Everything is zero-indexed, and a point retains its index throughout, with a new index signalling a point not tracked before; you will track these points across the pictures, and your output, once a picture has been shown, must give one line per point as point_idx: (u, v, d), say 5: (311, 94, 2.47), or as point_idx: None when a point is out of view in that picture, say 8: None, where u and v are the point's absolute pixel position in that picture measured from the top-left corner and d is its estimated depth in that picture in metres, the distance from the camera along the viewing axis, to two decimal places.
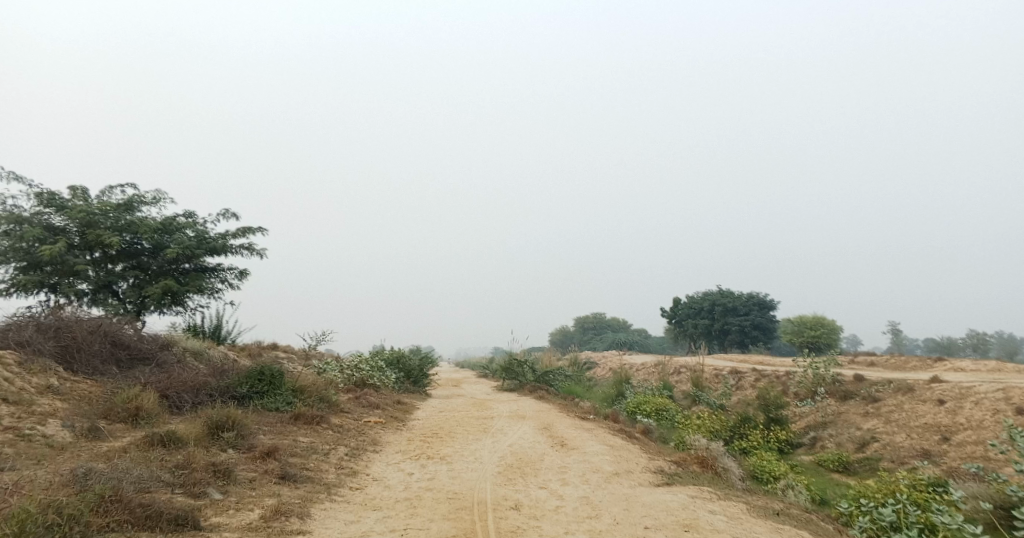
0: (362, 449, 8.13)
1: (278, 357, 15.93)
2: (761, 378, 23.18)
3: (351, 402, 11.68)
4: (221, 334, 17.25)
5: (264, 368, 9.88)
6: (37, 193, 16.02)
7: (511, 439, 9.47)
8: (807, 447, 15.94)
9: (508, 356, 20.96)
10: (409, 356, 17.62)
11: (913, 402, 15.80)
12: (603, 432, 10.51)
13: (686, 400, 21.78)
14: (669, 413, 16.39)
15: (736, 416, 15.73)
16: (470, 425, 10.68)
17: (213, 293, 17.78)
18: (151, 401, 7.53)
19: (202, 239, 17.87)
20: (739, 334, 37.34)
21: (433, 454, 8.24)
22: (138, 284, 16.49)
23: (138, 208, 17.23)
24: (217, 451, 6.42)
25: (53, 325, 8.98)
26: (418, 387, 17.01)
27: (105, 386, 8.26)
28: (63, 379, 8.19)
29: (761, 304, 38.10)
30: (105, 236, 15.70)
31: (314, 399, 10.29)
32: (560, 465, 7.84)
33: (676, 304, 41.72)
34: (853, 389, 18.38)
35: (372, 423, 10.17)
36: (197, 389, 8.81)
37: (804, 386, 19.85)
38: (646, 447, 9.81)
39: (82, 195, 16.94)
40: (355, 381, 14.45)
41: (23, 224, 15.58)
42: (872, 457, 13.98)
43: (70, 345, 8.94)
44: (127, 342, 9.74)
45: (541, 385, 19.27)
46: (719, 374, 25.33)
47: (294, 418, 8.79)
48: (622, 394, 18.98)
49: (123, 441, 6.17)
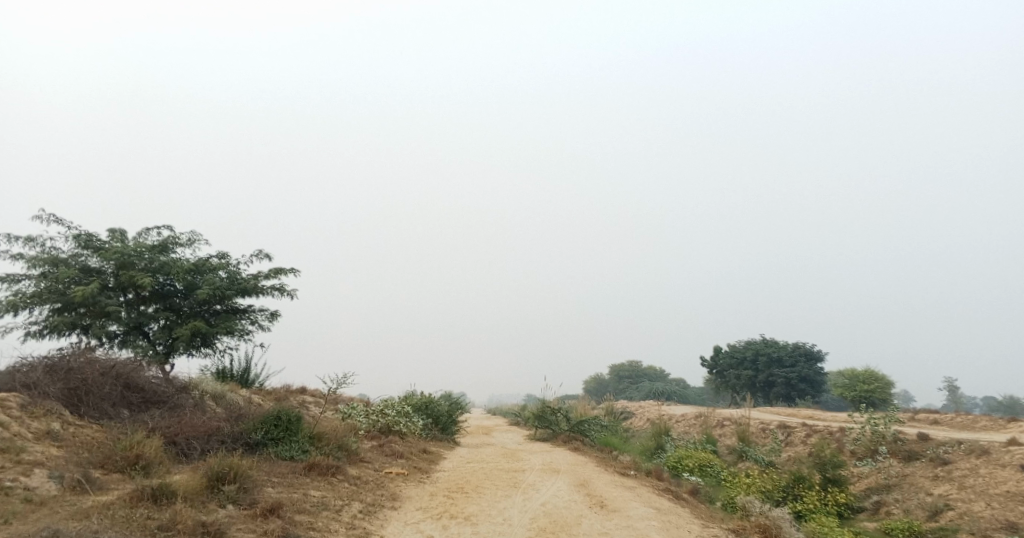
0: (379, 506, 7.36)
1: (303, 401, 15.34)
2: (813, 434, 21.65)
3: (374, 451, 10.96)
4: (249, 377, 16.79)
5: (281, 412, 9.27)
6: (75, 234, 16.05)
7: (544, 496, 8.57)
8: (870, 513, 14.48)
9: (541, 404, 20.02)
10: (438, 402, 16.85)
11: (990, 466, 14.30)
12: (646, 492, 9.53)
13: (731, 456, 20.39)
14: (713, 469, 15.21)
15: (789, 475, 14.44)
16: (499, 479, 9.82)
17: (243, 335, 17.41)
18: (154, 449, 6.94)
19: (234, 280, 17.64)
20: (785, 387, 35.48)
21: (457, 514, 7.41)
22: (168, 325, 16.18)
23: (172, 249, 17.15)
24: (215, 508, 5.74)
25: (65, 366, 8.53)
26: (446, 435, 16.16)
27: (109, 432, 7.70)
28: (68, 423, 7.69)
29: (808, 356, 36.33)
30: (138, 277, 15.54)
31: (332, 448, 9.58)
32: (599, 531, 6.92)
33: (717, 353, 40.15)
34: (918, 449, 16.88)
35: (393, 475, 9.39)
36: (208, 436, 8.23)
37: (861, 444, 18.37)
38: (696, 511, 8.81)
39: (120, 237, 16.96)
40: (380, 428, 13.72)
41: (60, 265, 15.55)
42: (947, 527, 12.53)
43: (80, 387, 8.46)
44: (142, 385, 9.25)
45: (577, 436, 18.24)
46: (766, 428, 23.84)
47: (308, 469, 8.09)
48: (661, 448, 17.81)
49: (110, 496, 5.54)
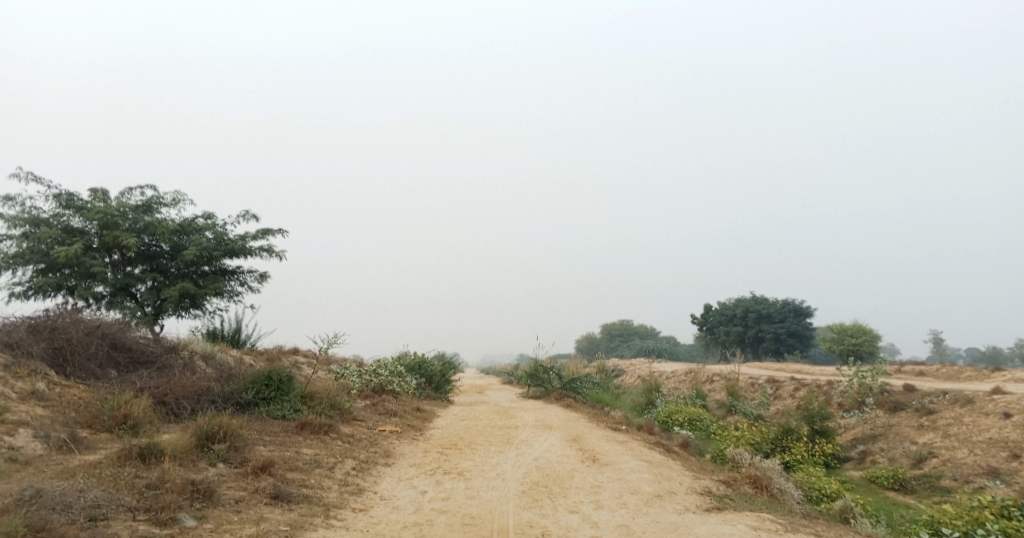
0: (372, 463, 7.36)
1: (296, 361, 15.29)
2: (802, 387, 21.95)
3: (367, 409, 10.97)
4: (240, 338, 16.71)
5: (272, 372, 9.20)
6: (56, 194, 15.69)
7: (537, 452, 8.61)
8: (856, 462, 14.76)
9: (534, 362, 20.12)
10: (430, 361, 16.87)
11: (974, 415, 14.55)
12: (638, 446, 9.61)
13: (720, 410, 20.68)
14: (703, 423, 15.41)
15: (778, 427, 14.64)
16: (492, 435, 9.86)
17: (232, 296, 17.26)
18: (142, 408, 6.86)
19: (222, 241, 17.39)
20: (773, 342, 35.87)
21: (451, 469, 7.43)
22: (156, 287, 16.00)
23: (157, 210, 16.84)
24: (205, 467, 5.70)
25: (48, 326, 8.38)
26: (440, 393, 16.22)
27: (97, 392, 7.61)
28: (54, 383, 7.59)
29: (797, 312, 36.65)
30: (123, 237, 15.28)
31: (324, 406, 9.55)
32: (592, 484, 6.95)
33: (707, 310, 40.44)
34: (904, 400, 17.14)
35: (387, 433, 9.41)
36: (198, 396, 8.16)
37: (849, 396, 18.64)
38: (688, 464, 8.90)
39: (103, 197, 16.61)
40: (372, 386, 13.73)
41: (41, 225, 15.24)
42: (931, 474, 12.79)
43: (65, 347, 8.33)
44: (129, 345, 9.14)
45: (569, 393, 18.40)
46: (755, 383, 24.15)
47: (300, 427, 8.06)
48: (652, 403, 18.01)
49: (98, 455, 5.48)
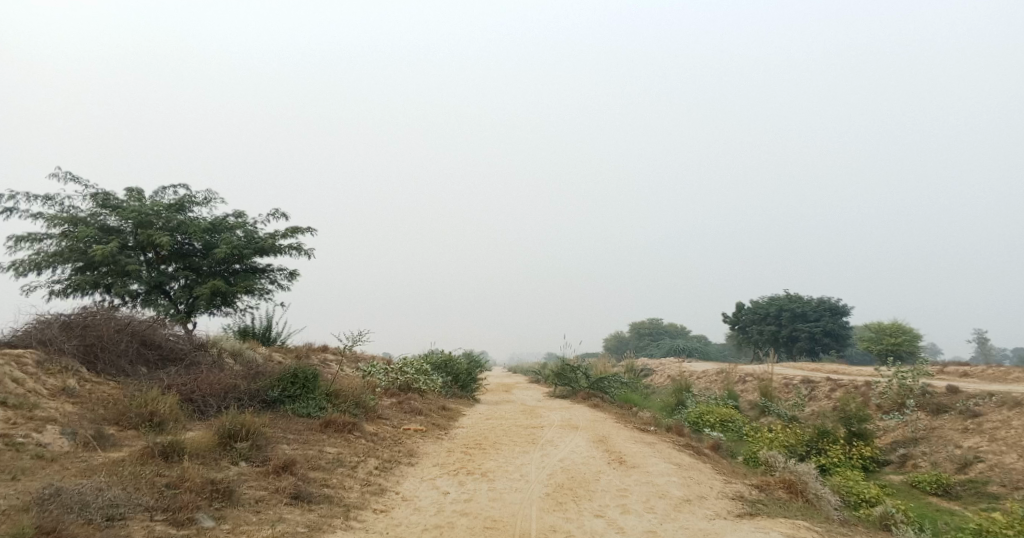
0: (395, 463, 7.29)
1: (325, 359, 15.38)
2: (838, 388, 21.35)
3: (393, 408, 10.94)
4: (270, 335, 16.87)
5: (298, 370, 9.21)
6: (92, 193, 16.03)
7: (563, 452, 8.46)
8: (897, 466, 14.26)
9: (562, 361, 19.95)
10: (458, 359, 16.82)
11: (1023, 418, 13.93)
12: (666, 447, 9.38)
13: (753, 411, 20.23)
14: (735, 424, 15.07)
15: (813, 429, 14.23)
16: (518, 435, 9.73)
17: (263, 294, 17.44)
18: (168, 405, 6.89)
19: (252, 239, 17.59)
20: (808, 341, 35.04)
21: (474, 470, 7.32)
22: (189, 285, 16.24)
23: (189, 209, 17.09)
24: (227, 465, 5.68)
25: (81, 323, 8.50)
26: (467, 392, 16.15)
27: (125, 389, 7.67)
28: (85, 380, 7.67)
29: (833, 310, 35.75)
30: (157, 236, 15.54)
31: (349, 405, 9.52)
32: (618, 487, 6.77)
33: (739, 309, 39.72)
34: (947, 402, 16.53)
35: (411, 432, 9.35)
36: (225, 393, 8.19)
37: (888, 397, 18.05)
38: (719, 467, 8.65)
39: (138, 196, 16.93)
40: (399, 385, 13.71)
41: (79, 224, 15.57)
42: (977, 480, 12.27)
43: (96, 344, 8.43)
44: (159, 342, 9.24)
45: (597, 392, 18.17)
46: (790, 383, 23.59)
47: (324, 426, 8.04)
48: (682, 404, 17.68)
49: (122, 452, 5.50)
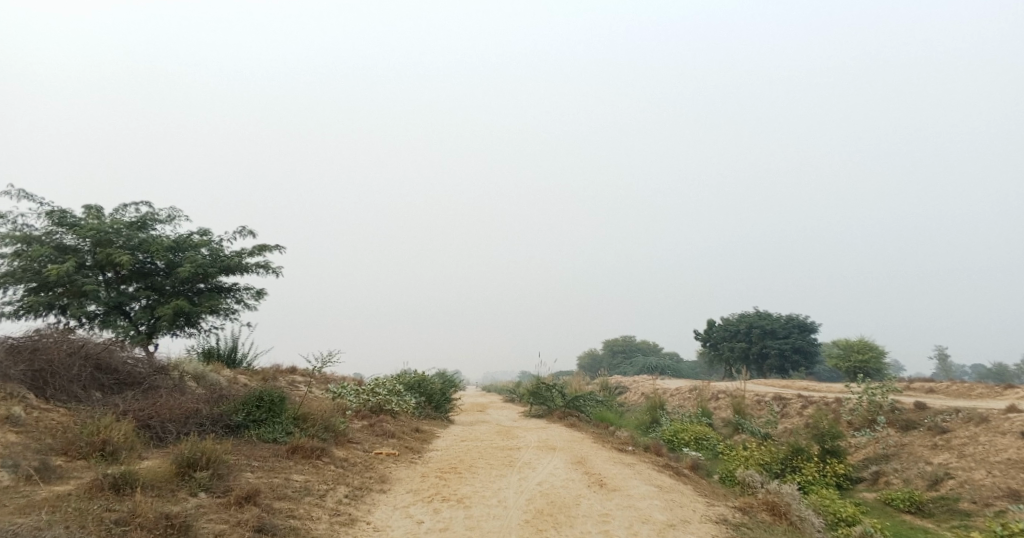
0: (366, 490, 6.96)
1: (293, 380, 14.89)
2: (810, 405, 21.48)
3: (363, 431, 10.57)
4: (236, 357, 16.31)
5: (264, 393, 8.82)
6: (49, 211, 15.40)
7: (541, 476, 8.21)
8: (869, 483, 14.29)
9: (536, 380, 19.70)
10: (430, 379, 16.46)
11: (990, 434, 14.10)
12: (646, 469, 9.20)
13: (726, 428, 20.21)
14: (710, 442, 14.96)
15: (787, 446, 14.19)
16: (494, 458, 9.45)
17: (228, 314, 16.89)
18: (123, 432, 6.48)
19: (218, 257, 17.06)
20: (778, 359, 35.39)
21: (449, 496, 7.01)
22: (150, 305, 15.64)
23: (152, 227, 16.53)
24: (185, 497, 5.31)
25: (30, 347, 8.01)
26: (440, 413, 15.78)
27: (76, 416, 7.22)
28: (32, 408, 7.21)
29: (801, 327, 36.22)
30: (116, 255, 14.95)
31: (318, 428, 9.13)
32: (600, 512, 6.56)
33: (710, 326, 40.02)
34: (915, 418, 16.70)
35: (383, 456, 9.01)
36: (185, 419, 7.78)
37: (858, 414, 18.19)
38: (700, 488, 8.48)
39: (97, 214, 16.33)
40: (370, 406, 13.31)
41: (34, 243, 14.91)
42: (948, 496, 12.32)
43: (45, 369, 7.95)
44: (116, 366, 8.77)
45: (572, 411, 17.95)
46: (761, 401, 23.67)
47: (291, 451, 7.66)
48: (657, 422, 17.55)
49: (68, 486, 5.10)
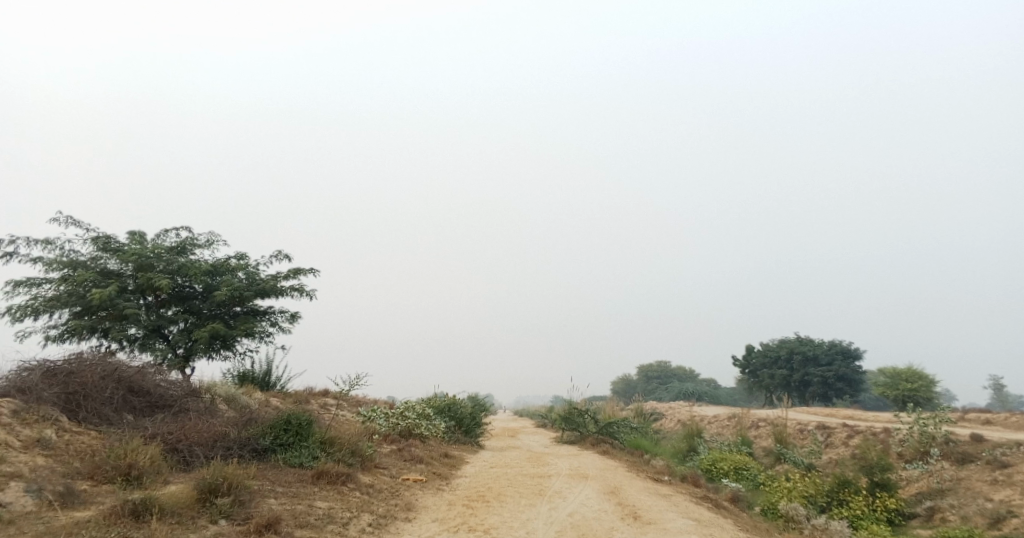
0: (391, 519, 6.75)
1: (325, 404, 14.84)
2: (856, 435, 20.56)
3: (392, 456, 10.41)
4: (270, 380, 16.39)
5: (291, 416, 8.73)
6: (94, 236, 15.82)
7: (572, 506, 7.89)
8: (923, 520, 13.48)
9: (568, 405, 19.31)
10: (462, 403, 16.25)
11: None
12: (683, 501, 8.79)
13: (768, 458, 19.43)
14: (750, 472, 14.36)
15: (833, 478, 13.51)
16: (524, 486, 9.16)
17: (263, 337, 17.03)
18: (149, 456, 6.43)
19: (254, 281, 17.26)
20: (821, 386, 34.17)
21: (476, 526, 6.76)
22: (188, 328, 15.85)
23: (191, 251, 16.85)
24: (205, 525, 5.20)
25: (65, 370, 8.09)
26: (471, 438, 15.52)
27: (106, 439, 7.21)
28: (64, 430, 7.23)
29: (845, 353, 34.98)
30: (156, 279, 15.24)
31: (345, 453, 8.99)
32: None
33: (749, 352, 38.95)
34: (972, 451, 15.79)
35: (410, 482, 8.81)
36: (213, 442, 7.73)
37: (910, 445, 17.30)
38: (741, 523, 8.05)
39: (139, 239, 16.73)
40: (400, 431, 13.15)
41: (79, 267, 15.30)
42: (1012, 536, 11.51)
43: (78, 391, 8.00)
44: (148, 388, 8.80)
45: (606, 438, 17.50)
46: (805, 429, 22.79)
47: (316, 477, 7.53)
48: (694, 450, 16.97)
49: (88, 511, 5.03)
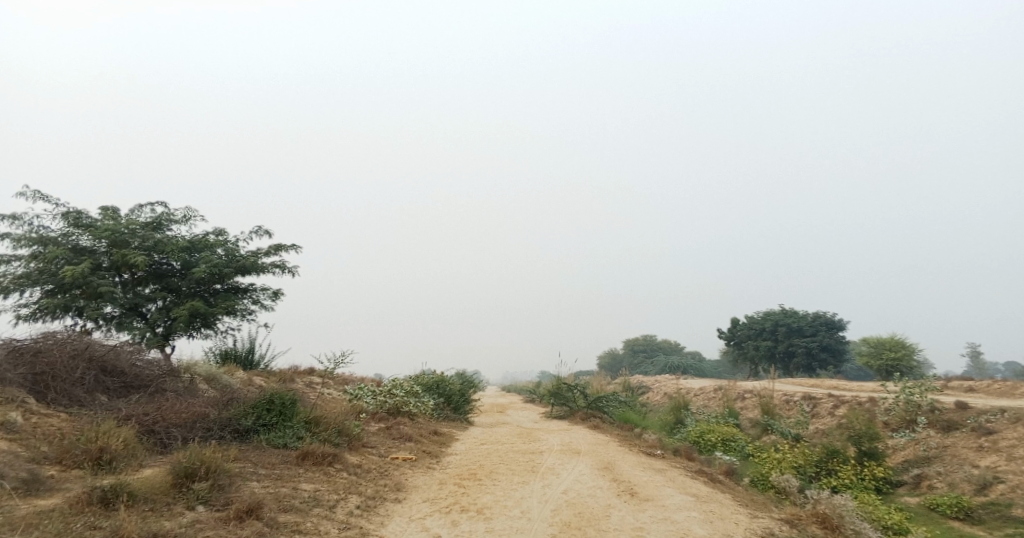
0: (380, 500, 6.50)
1: (310, 382, 14.53)
2: (842, 405, 20.66)
3: (379, 434, 10.16)
4: (253, 358, 16.01)
5: (274, 395, 8.41)
6: (65, 212, 15.20)
7: (566, 483, 7.70)
8: (911, 487, 13.52)
9: (556, 380, 19.17)
10: (450, 380, 16.03)
11: None
12: (678, 475, 8.64)
13: (755, 429, 19.48)
14: (738, 444, 14.29)
15: (822, 448, 13.48)
16: (516, 463, 8.94)
17: (245, 315, 16.60)
18: (122, 439, 6.09)
19: (234, 257, 16.77)
20: (805, 357, 34.40)
21: (468, 506, 6.52)
22: (167, 306, 15.37)
23: (167, 227, 16.28)
24: (181, 511, 4.90)
25: (32, 350, 7.69)
26: (459, 414, 15.30)
27: (77, 421, 6.86)
28: (31, 413, 6.86)
29: (829, 324, 35.20)
30: (132, 256, 14.71)
31: (331, 433, 8.70)
32: (632, 526, 6.03)
33: (735, 325, 39.09)
34: (957, 419, 15.87)
35: (399, 461, 8.56)
36: (191, 423, 7.40)
37: (896, 414, 17.38)
38: (737, 497, 7.90)
39: (113, 215, 16.14)
40: (388, 408, 12.89)
41: (50, 244, 14.70)
42: (1000, 502, 11.56)
43: (46, 372, 7.60)
44: (123, 368, 8.42)
45: (595, 412, 17.40)
46: (791, 401, 22.87)
47: (301, 458, 7.25)
48: (682, 422, 16.92)
49: (53, 500, 4.71)
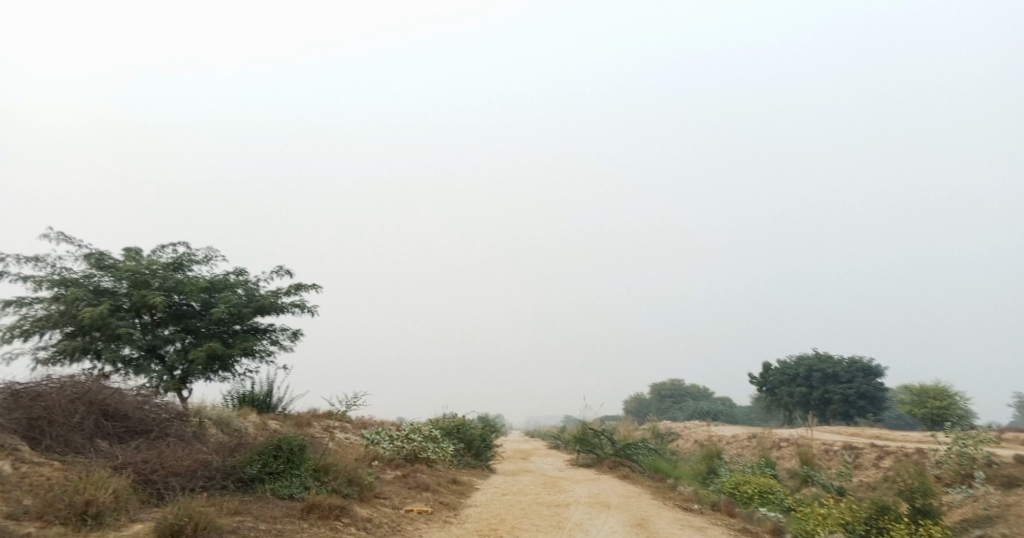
0: None
1: (327, 426, 13.98)
2: (888, 457, 19.37)
3: (394, 484, 9.50)
4: (271, 401, 15.52)
5: (283, 441, 7.86)
6: (87, 253, 15.07)
7: None
8: None
9: (582, 426, 18.31)
10: (472, 424, 15.33)
11: None
12: (720, 535, 7.82)
13: (793, 481, 18.29)
14: (777, 496, 13.26)
15: (870, 504, 12.39)
16: (539, 518, 8.21)
17: (264, 356, 16.18)
18: (111, 491, 5.57)
19: (253, 297, 16.46)
20: (842, 404, 32.85)
21: None
22: (185, 348, 15.01)
23: (187, 267, 16.08)
24: None
25: (30, 393, 7.31)
26: (481, 461, 14.53)
27: (70, 471, 6.39)
28: (22, 461, 6.41)
29: (866, 370, 33.65)
30: (151, 296, 14.46)
31: (341, 482, 8.09)
32: None
33: (766, 370, 37.64)
34: (1019, 475, 14.62)
35: (413, 514, 7.90)
36: (193, 471, 6.87)
37: (949, 468, 16.13)
38: None
39: (135, 255, 16.02)
40: (405, 454, 12.22)
41: (71, 285, 14.53)
42: None
43: (43, 417, 7.18)
44: (127, 412, 7.94)
45: (623, 461, 16.49)
46: (831, 450, 21.59)
47: (306, 511, 6.66)
48: (716, 472, 15.89)
49: None
